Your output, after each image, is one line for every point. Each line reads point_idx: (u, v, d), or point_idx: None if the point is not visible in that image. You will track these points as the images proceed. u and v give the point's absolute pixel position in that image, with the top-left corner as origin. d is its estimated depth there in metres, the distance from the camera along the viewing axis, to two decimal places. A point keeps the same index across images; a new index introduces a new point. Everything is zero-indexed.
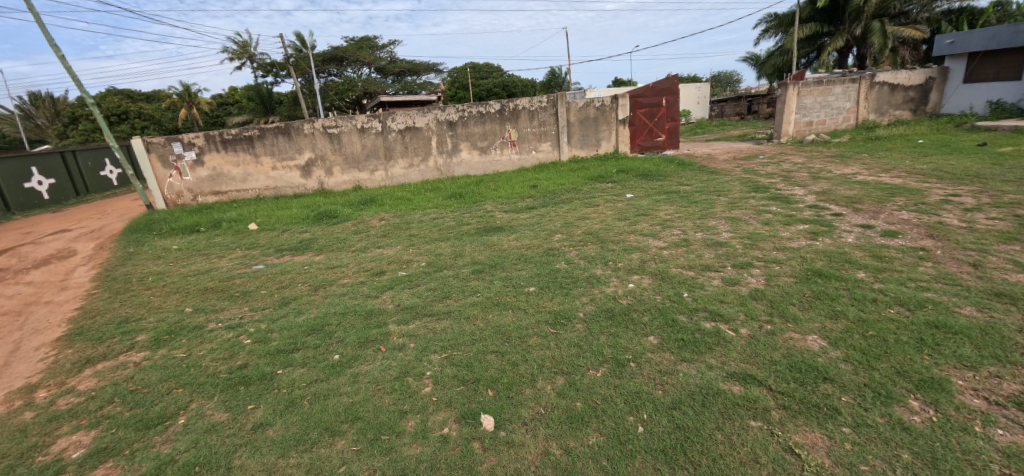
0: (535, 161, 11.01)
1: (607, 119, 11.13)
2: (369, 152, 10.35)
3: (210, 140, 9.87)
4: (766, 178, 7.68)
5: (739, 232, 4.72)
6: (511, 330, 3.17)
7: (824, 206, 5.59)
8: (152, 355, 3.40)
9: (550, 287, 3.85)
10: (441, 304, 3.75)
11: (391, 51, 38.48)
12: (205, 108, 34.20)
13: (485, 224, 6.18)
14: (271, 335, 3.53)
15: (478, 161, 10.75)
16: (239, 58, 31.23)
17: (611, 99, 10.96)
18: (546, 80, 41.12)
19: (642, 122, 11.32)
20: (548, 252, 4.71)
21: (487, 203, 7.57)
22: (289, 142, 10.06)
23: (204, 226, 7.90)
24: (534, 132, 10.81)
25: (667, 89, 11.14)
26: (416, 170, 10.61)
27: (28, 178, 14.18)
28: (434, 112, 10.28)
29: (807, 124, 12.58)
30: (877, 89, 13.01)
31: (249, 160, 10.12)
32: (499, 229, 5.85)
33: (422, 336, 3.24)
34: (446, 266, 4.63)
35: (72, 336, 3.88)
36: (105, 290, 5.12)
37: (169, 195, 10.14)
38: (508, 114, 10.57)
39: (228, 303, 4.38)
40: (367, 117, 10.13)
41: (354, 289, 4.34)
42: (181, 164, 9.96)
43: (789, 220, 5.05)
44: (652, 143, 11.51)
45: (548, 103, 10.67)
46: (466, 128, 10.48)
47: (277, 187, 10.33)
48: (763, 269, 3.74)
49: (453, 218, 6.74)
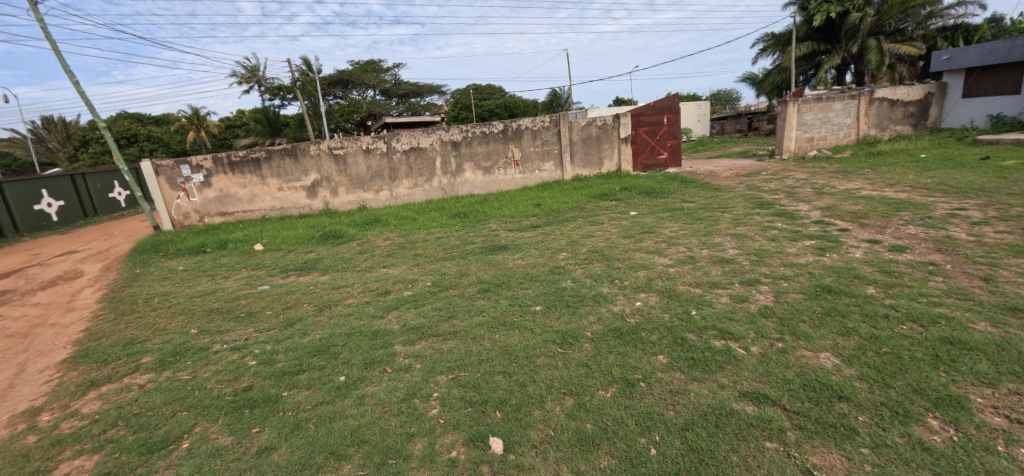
0: (538, 181, 11.06)
1: (609, 138, 11.24)
2: (374, 173, 10.46)
3: (218, 163, 10.05)
4: (770, 194, 7.70)
5: (745, 248, 4.71)
6: (519, 349, 3.15)
7: (830, 222, 5.57)
8: (157, 377, 3.38)
9: (556, 306, 3.83)
10: (447, 324, 3.72)
11: (396, 75, 39.34)
12: (213, 131, 34.88)
13: (491, 243, 6.19)
14: (276, 356, 3.51)
15: (481, 180, 10.83)
16: (248, 82, 32.06)
17: (613, 118, 11.09)
18: (547, 101, 41.84)
19: (644, 140, 11.42)
20: (554, 271, 4.70)
21: (491, 222, 7.59)
22: (295, 164, 10.20)
23: (210, 247, 7.93)
24: (537, 151, 10.90)
25: (668, 108, 11.28)
26: (420, 190, 10.68)
27: (38, 200, 14.41)
28: (438, 133, 10.41)
29: (808, 140, 12.63)
30: (877, 105, 13.12)
31: (256, 181, 10.25)
32: (504, 248, 5.85)
33: (428, 356, 3.21)
34: (452, 286, 4.62)
35: (78, 358, 3.87)
36: (111, 311, 5.12)
37: (176, 216, 10.25)
38: (512, 134, 10.69)
39: (233, 324, 4.36)
40: (372, 138, 10.27)
41: (360, 309, 4.33)
42: (189, 186, 10.12)
43: (795, 235, 5.04)
44: (654, 161, 11.58)
45: (551, 123, 10.80)
46: (469, 148, 10.59)
47: (283, 208, 10.42)
48: (771, 286, 3.71)
49: (458, 238, 6.76)
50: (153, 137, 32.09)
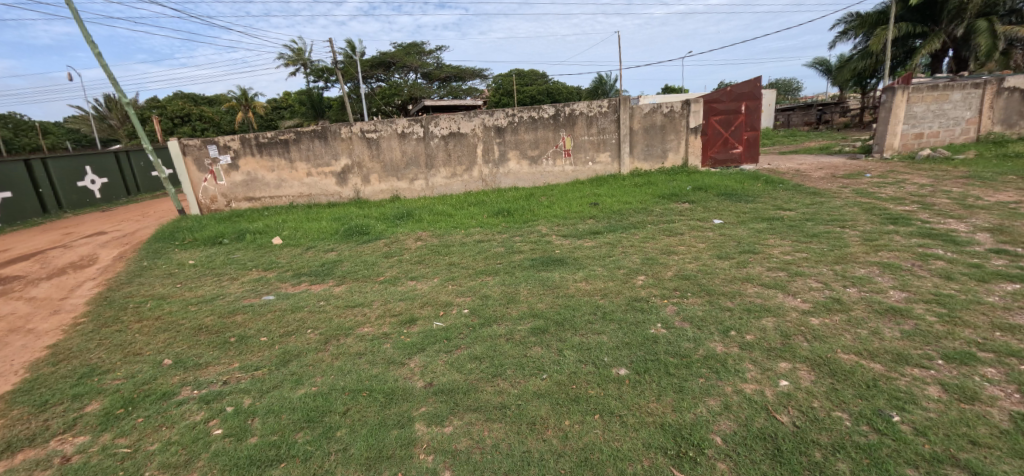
0: (591, 174, 9.69)
1: (675, 128, 9.69)
2: (409, 159, 9.46)
3: (245, 144, 9.37)
4: (895, 205, 6.10)
5: (915, 291, 3.28)
6: (606, 461, 1.98)
7: (1017, 252, 4.02)
8: (91, 445, 2.44)
9: (651, 372, 2.60)
10: (491, 390, 2.58)
11: (438, 58, 38.56)
12: (261, 111, 35.36)
13: (543, 254, 4.99)
14: (251, 424, 2.49)
15: (527, 172, 9.58)
16: (294, 64, 32.20)
17: (683, 104, 9.53)
18: (593, 88, 40.00)
19: (716, 131, 9.87)
20: (634, 307, 3.46)
21: (539, 223, 6.39)
22: (325, 146, 9.35)
23: (228, 238, 7.15)
24: (591, 140, 9.52)
25: (747, 94, 9.72)
26: (459, 180, 9.59)
27: (82, 177, 14.45)
28: (481, 117, 9.24)
29: (916, 137, 10.59)
30: (1006, 97, 10.90)
31: (285, 165, 9.50)
32: (561, 263, 4.65)
33: (464, 456, 2.09)
34: (497, 319, 3.45)
35: (17, 395, 3.01)
36: (92, 319, 4.33)
37: (203, 200, 9.73)
38: (564, 119, 9.35)
39: (217, 355, 3.41)
40: (408, 121, 9.24)
41: (375, 347, 3.25)
42: (216, 168, 9.52)
43: (981, 273, 3.56)
44: (727, 156, 10.02)
45: (610, 108, 9.38)
46: (515, 134, 9.36)
47: (311, 194, 9.64)
48: (1005, 371, 2.34)
49: (501, 243, 5.60)
50: (204, 116, 34.29)
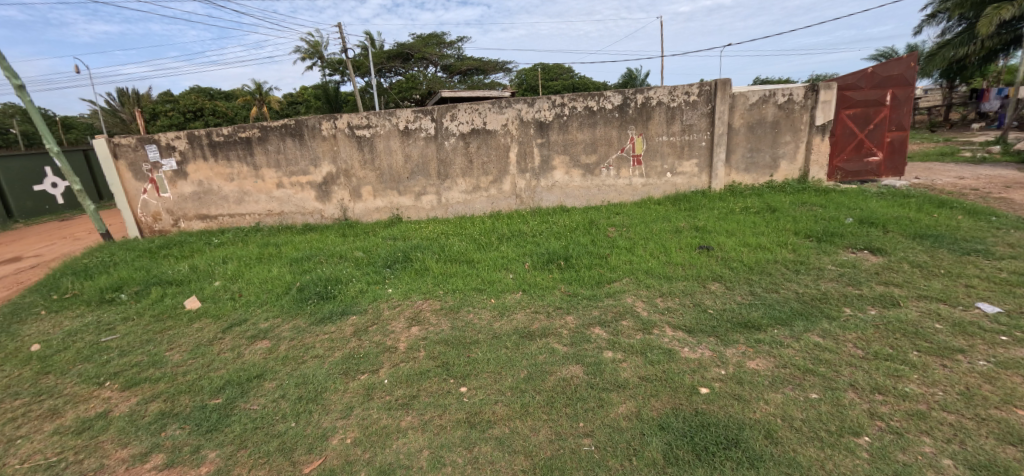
0: (668, 189, 6.88)
1: (793, 125, 6.75)
2: (415, 166, 6.81)
3: (194, 143, 6.86)
4: None
5: None
6: None
7: None
8: None
9: None
10: None
11: (459, 49, 35.96)
12: (275, 106, 33.44)
13: (678, 405, 2.24)
14: None
15: (578, 185, 6.83)
16: (308, 56, 30.12)
17: (807, 91, 6.61)
18: (624, 83, 36.83)
19: (847, 131, 6.92)
20: None
21: (627, 291, 3.66)
22: (300, 147, 6.77)
23: (128, 290, 4.59)
24: (672, 142, 6.69)
25: (896, 78, 6.79)
26: (482, 196, 6.91)
27: (40, 180, 12.28)
28: (516, 107, 6.52)
29: None
30: None
31: (247, 171, 6.97)
32: (745, 455, 1.88)
33: None
34: None
35: None
36: None
37: (144, 218, 7.31)
38: (634, 112, 6.55)
39: None
40: (414, 112, 6.58)
41: None
42: (158, 176, 7.07)
43: None
44: (861, 166, 7.07)
45: (701, 97, 6.55)
46: (564, 132, 6.61)
47: (284, 212, 7.12)
48: None
49: (572, 347, 2.87)
50: (216, 111, 32.49)
